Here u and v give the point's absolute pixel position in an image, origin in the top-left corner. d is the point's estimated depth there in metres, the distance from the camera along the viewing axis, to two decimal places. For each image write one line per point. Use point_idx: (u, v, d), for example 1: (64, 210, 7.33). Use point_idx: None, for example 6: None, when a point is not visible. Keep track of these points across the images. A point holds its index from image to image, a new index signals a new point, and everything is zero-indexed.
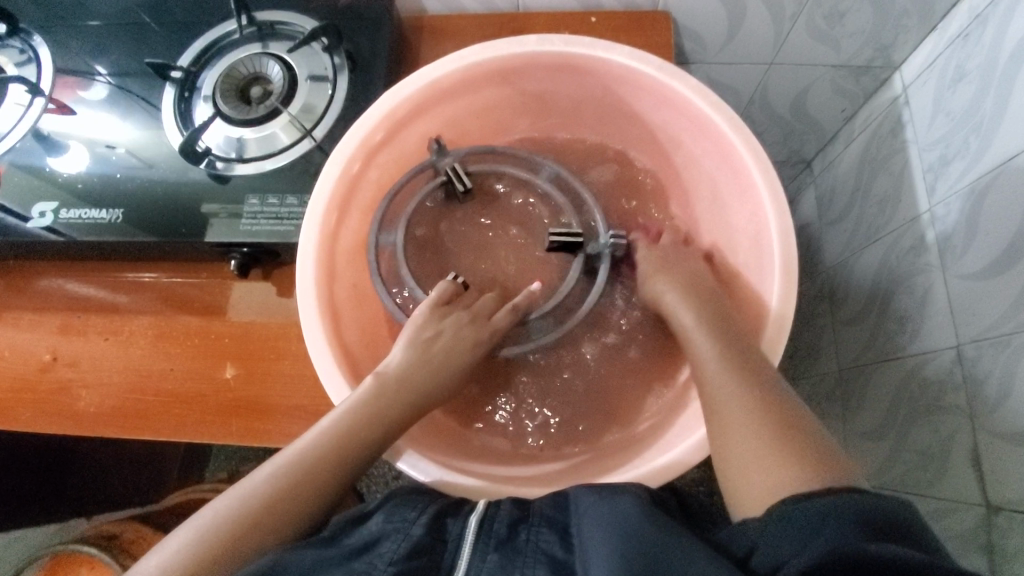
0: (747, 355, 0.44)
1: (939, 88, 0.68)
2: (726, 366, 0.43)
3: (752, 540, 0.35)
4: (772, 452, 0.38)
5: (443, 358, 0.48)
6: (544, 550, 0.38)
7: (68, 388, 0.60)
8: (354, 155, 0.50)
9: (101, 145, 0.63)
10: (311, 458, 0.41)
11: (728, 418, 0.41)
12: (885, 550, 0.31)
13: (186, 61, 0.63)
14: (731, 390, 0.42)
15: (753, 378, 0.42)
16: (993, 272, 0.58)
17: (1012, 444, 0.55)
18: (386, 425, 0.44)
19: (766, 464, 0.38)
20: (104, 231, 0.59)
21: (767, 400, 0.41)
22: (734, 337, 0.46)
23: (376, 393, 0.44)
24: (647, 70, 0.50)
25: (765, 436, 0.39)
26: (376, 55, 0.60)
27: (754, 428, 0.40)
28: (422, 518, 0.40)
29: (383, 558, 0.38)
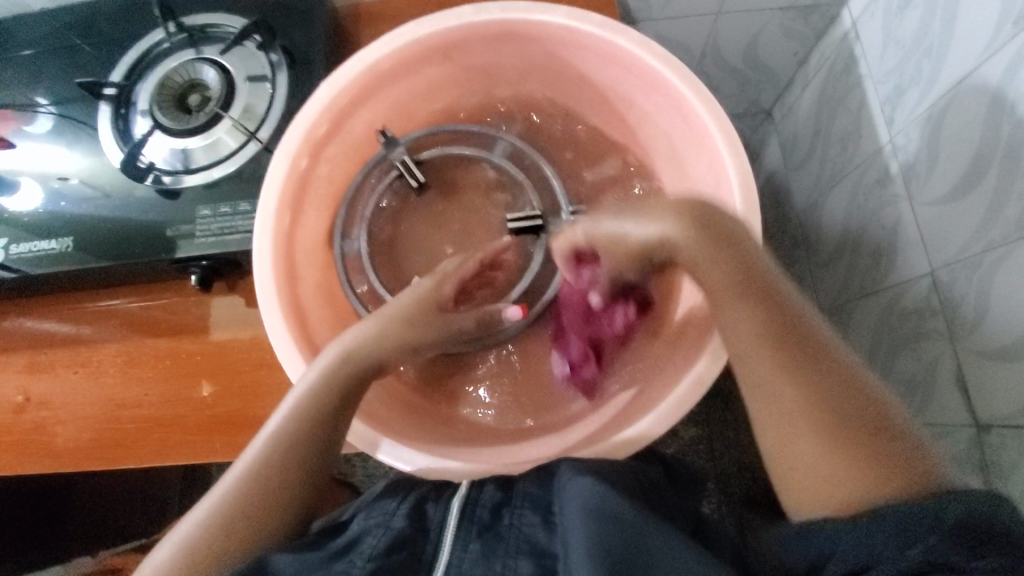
0: (796, 327, 0.38)
1: (886, 17, 0.67)
2: (762, 343, 0.38)
3: (823, 549, 0.33)
4: (840, 453, 0.34)
5: (411, 330, 0.48)
6: (526, 537, 0.38)
7: (44, 426, 0.58)
8: (300, 150, 0.49)
9: (53, 179, 0.60)
10: (279, 455, 0.40)
11: (780, 414, 0.36)
12: (983, 564, 0.29)
13: (118, 76, 0.61)
14: (780, 374, 0.37)
15: (813, 373, 0.36)
16: (958, 195, 0.58)
17: (995, 361, 0.55)
18: (351, 412, 0.43)
19: (837, 470, 0.33)
20: (57, 262, 0.57)
21: (824, 387, 0.35)
22: (768, 295, 0.39)
23: (329, 377, 0.43)
24: (589, 29, 0.48)
25: (831, 435, 0.34)
26: (312, 47, 0.58)
27: (812, 421, 0.35)
28: (402, 510, 0.40)
29: (363, 555, 0.38)
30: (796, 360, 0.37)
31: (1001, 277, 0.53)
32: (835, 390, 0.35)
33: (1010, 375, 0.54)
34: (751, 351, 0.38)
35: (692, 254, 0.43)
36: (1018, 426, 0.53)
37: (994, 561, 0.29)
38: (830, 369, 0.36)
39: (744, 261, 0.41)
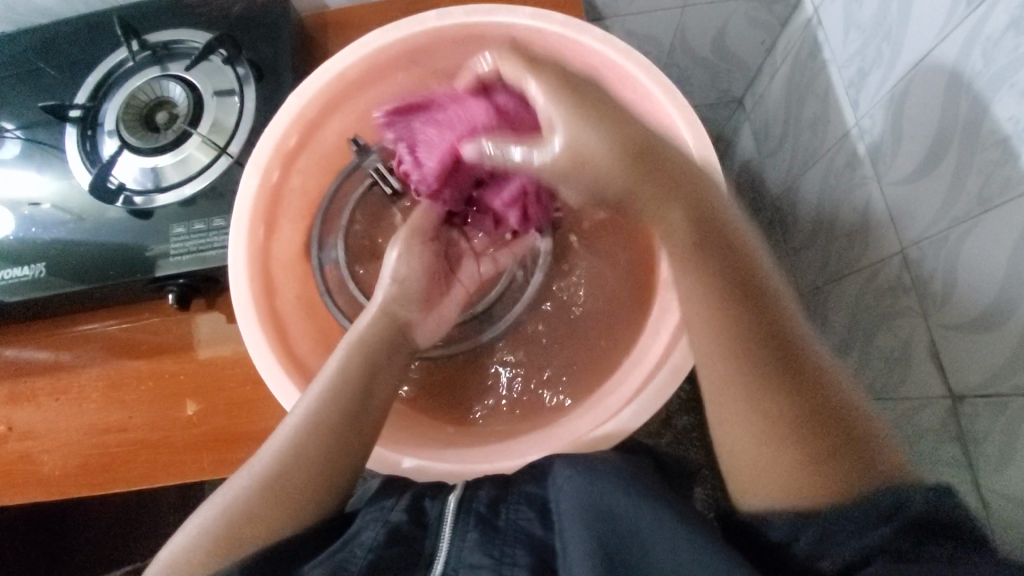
0: (763, 330, 0.40)
1: (846, 2, 0.69)
2: (715, 338, 0.41)
3: (784, 533, 0.37)
4: (790, 444, 0.38)
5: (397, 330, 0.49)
6: (524, 530, 0.38)
7: (28, 456, 0.58)
8: (271, 163, 0.49)
9: (25, 205, 0.59)
10: (299, 441, 0.41)
11: (727, 413, 0.41)
12: (929, 549, 0.33)
13: (83, 98, 0.60)
14: (730, 376, 0.40)
15: (761, 381, 0.39)
16: (923, 172, 0.59)
17: (966, 333, 0.57)
18: (371, 399, 0.45)
19: (787, 459, 0.38)
20: (31, 289, 0.56)
21: (774, 393, 0.39)
22: (743, 294, 0.40)
23: (344, 366, 0.45)
24: (552, 29, 0.49)
25: (776, 430, 0.38)
26: (279, 59, 0.58)
27: (756, 423, 0.39)
28: (400, 504, 0.41)
29: (363, 546, 0.38)
30: (755, 359, 0.39)
31: (968, 250, 0.55)
32: (786, 400, 0.39)
33: (981, 345, 0.55)
34: (712, 350, 0.41)
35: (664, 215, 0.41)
36: (991, 395, 0.55)
37: (939, 547, 0.33)
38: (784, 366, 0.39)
39: (717, 243, 0.41)
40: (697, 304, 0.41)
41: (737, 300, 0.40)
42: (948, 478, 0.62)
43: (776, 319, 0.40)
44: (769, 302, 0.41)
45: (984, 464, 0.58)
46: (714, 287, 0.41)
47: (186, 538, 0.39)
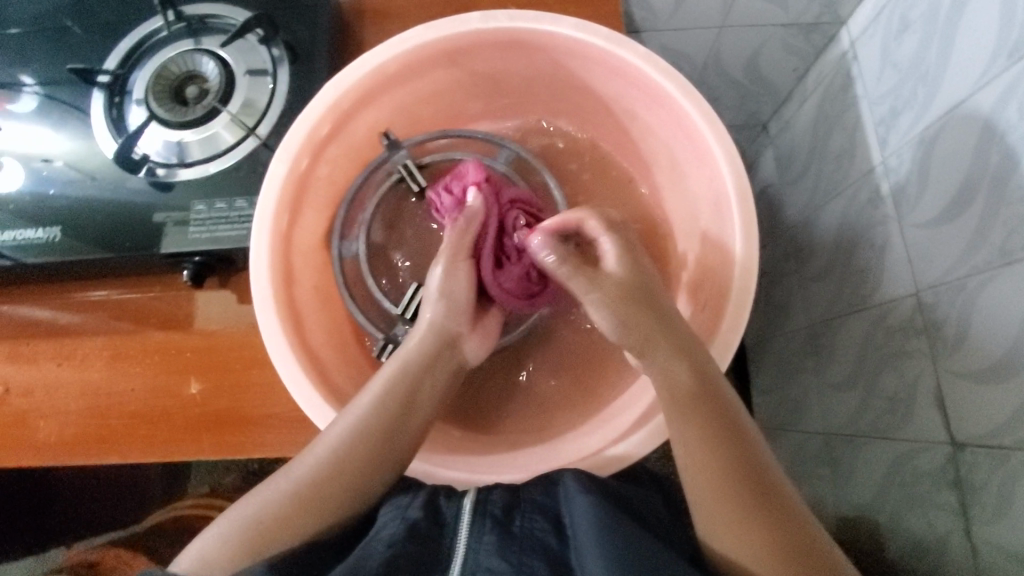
0: (747, 453, 0.41)
1: (885, 40, 0.68)
2: (700, 443, 0.41)
3: None
4: (777, 558, 0.38)
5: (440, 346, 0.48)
6: (540, 540, 0.38)
7: (26, 418, 0.57)
8: (301, 151, 0.48)
9: (37, 160, 0.59)
10: (338, 451, 0.42)
11: (716, 516, 0.40)
12: None
13: (113, 64, 0.59)
14: (716, 483, 0.40)
15: (743, 490, 0.40)
16: (946, 218, 0.59)
17: (975, 382, 0.57)
18: (413, 417, 0.45)
19: (774, 575, 0.37)
20: (45, 251, 0.56)
21: (758, 498, 0.40)
22: (726, 421, 0.42)
23: (390, 381, 0.45)
24: (595, 42, 0.48)
25: (769, 539, 0.38)
26: (316, 44, 0.58)
27: (749, 529, 0.39)
28: (416, 502, 0.41)
29: (382, 543, 0.38)
30: (743, 478, 0.40)
31: (983, 302, 0.55)
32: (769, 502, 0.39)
33: (988, 396, 0.55)
34: (707, 463, 0.41)
35: (669, 364, 0.44)
36: (992, 445, 0.55)
37: None
38: (766, 486, 0.40)
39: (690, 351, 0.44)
40: (688, 426, 0.42)
41: (723, 428, 0.42)
42: (939, 523, 0.63)
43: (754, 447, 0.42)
44: (747, 430, 0.43)
45: (978, 513, 0.58)
46: (706, 419, 0.42)
47: (216, 531, 0.40)
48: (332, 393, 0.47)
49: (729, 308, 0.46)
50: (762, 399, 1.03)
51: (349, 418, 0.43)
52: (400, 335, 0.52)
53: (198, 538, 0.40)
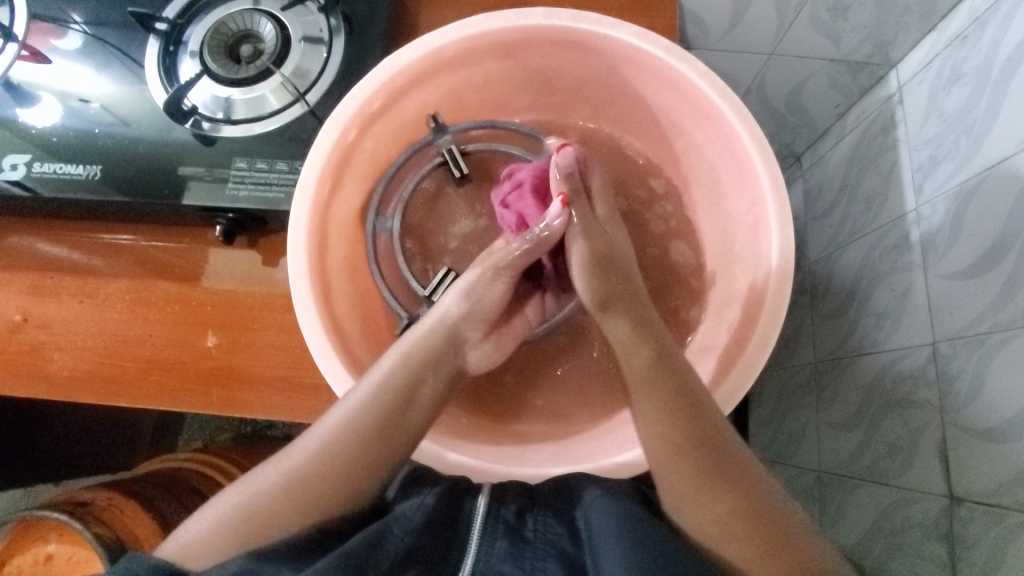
0: (718, 447, 0.42)
1: (933, 89, 0.68)
2: (666, 427, 0.43)
3: None
4: (743, 525, 0.40)
5: (448, 344, 0.47)
6: (553, 544, 0.39)
7: (40, 350, 0.58)
8: (350, 123, 0.49)
9: (72, 98, 0.59)
10: (336, 445, 0.43)
11: (686, 492, 0.41)
12: None
13: (171, 13, 0.60)
14: (684, 460, 0.42)
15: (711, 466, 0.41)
16: (974, 273, 0.59)
17: (981, 440, 0.56)
18: (411, 413, 0.45)
19: (742, 543, 0.39)
20: (81, 189, 0.56)
21: (726, 473, 0.41)
22: (698, 416, 0.43)
23: (390, 379, 0.44)
24: (655, 53, 0.49)
25: (737, 510, 0.40)
26: (374, 20, 0.58)
27: (720, 501, 0.41)
28: (434, 493, 0.43)
29: (401, 529, 0.40)
30: (715, 473, 0.41)
31: (1000, 361, 0.55)
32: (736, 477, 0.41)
33: (994, 455, 0.55)
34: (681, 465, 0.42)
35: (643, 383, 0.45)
36: (991, 503, 0.55)
37: None
38: (735, 478, 0.41)
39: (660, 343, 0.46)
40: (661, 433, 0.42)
41: (699, 430, 0.42)
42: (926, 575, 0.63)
43: (729, 441, 0.43)
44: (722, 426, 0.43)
45: (967, 569, 0.58)
46: (686, 429, 0.42)
47: (208, 519, 0.42)
48: (353, 365, 0.48)
49: (758, 333, 0.46)
50: (759, 430, 1.03)
51: (343, 421, 0.44)
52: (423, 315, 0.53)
53: (192, 521, 0.42)
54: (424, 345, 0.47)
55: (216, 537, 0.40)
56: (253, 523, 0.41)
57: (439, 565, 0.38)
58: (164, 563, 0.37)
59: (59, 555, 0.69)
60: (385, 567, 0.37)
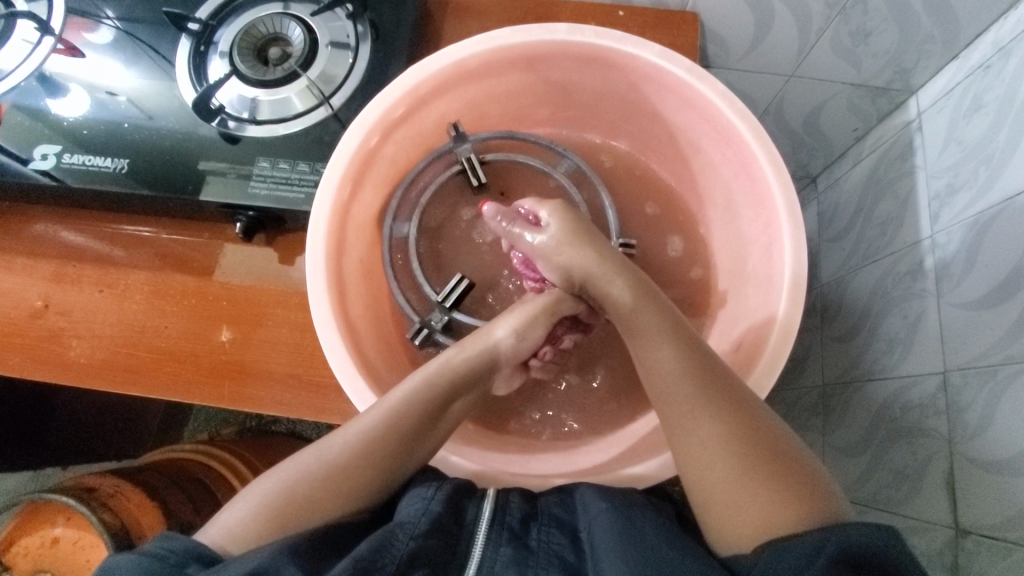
0: (733, 400, 0.42)
1: (953, 117, 0.68)
2: (676, 364, 0.44)
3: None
4: (742, 473, 0.40)
5: (483, 368, 0.49)
6: (556, 553, 0.40)
7: (59, 336, 0.59)
8: (373, 128, 0.50)
9: (102, 91, 0.61)
10: (373, 447, 0.44)
11: (692, 438, 0.42)
12: None
13: (204, 14, 0.61)
14: (687, 400, 0.43)
15: (719, 407, 0.42)
16: (988, 303, 0.58)
17: (990, 472, 0.56)
18: (440, 423, 0.47)
19: (741, 489, 0.40)
20: (106, 181, 0.57)
21: (733, 420, 0.42)
22: (707, 366, 0.44)
23: (429, 387, 0.47)
24: (675, 72, 0.50)
25: (742, 459, 0.40)
26: (400, 28, 0.60)
27: (725, 449, 0.41)
28: (439, 496, 0.43)
29: (406, 533, 0.40)
30: (730, 427, 0.41)
31: (1012, 395, 0.54)
32: (745, 426, 0.41)
33: (1001, 489, 0.54)
34: (694, 424, 0.42)
35: (648, 331, 0.46)
36: (997, 538, 0.54)
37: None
38: (750, 428, 0.41)
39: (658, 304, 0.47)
40: (674, 384, 0.44)
41: (711, 381, 0.43)
42: None
43: (743, 393, 0.43)
44: (735, 380, 0.44)
45: None
46: (704, 386, 0.43)
47: (240, 510, 0.41)
48: (366, 368, 0.49)
49: (774, 347, 0.45)
50: None
51: (382, 416, 0.45)
52: (434, 322, 0.53)
53: (220, 516, 0.41)
54: (467, 365, 0.49)
55: (252, 526, 0.40)
56: (286, 514, 0.41)
57: (444, 566, 0.39)
58: (196, 548, 0.37)
59: (65, 539, 0.70)
60: (392, 569, 0.38)
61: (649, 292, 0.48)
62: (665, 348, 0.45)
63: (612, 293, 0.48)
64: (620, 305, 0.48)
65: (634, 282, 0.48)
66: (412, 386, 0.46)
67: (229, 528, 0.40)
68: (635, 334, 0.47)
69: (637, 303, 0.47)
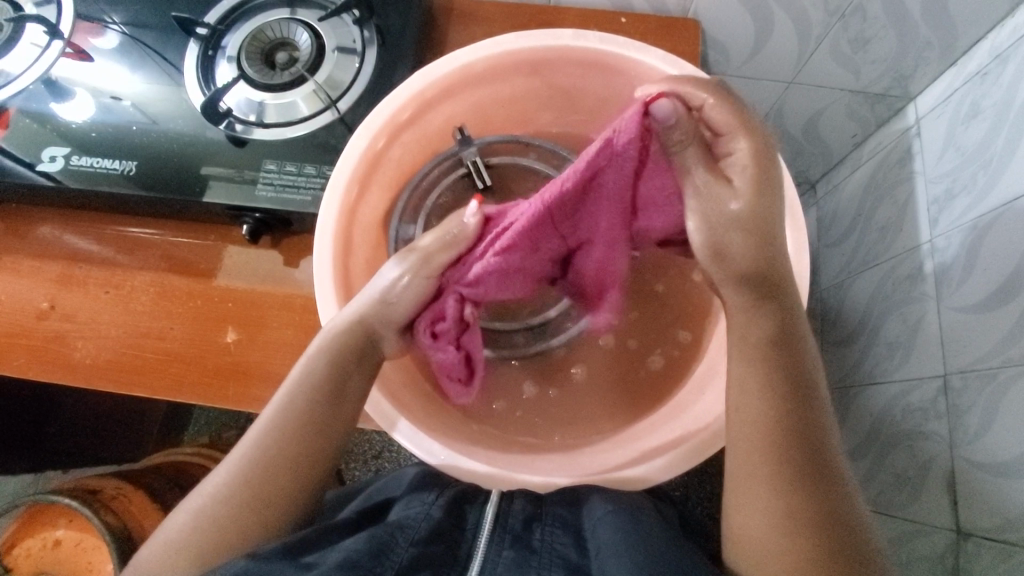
0: (815, 477, 0.38)
1: (951, 123, 0.69)
2: (762, 402, 0.40)
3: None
4: (787, 529, 0.37)
5: (361, 342, 0.45)
6: (559, 554, 0.40)
7: (64, 337, 0.59)
8: (380, 131, 0.51)
9: (107, 96, 0.61)
10: (270, 443, 0.42)
11: (749, 478, 0.39)
12: None
13: (212, 19, 0.62)
14: (758, 440, 0.39)
15: (788, 458, 0.39)
16: (987, 307, 0.59)
17: (990, 474, 0.56)
18: (341, 408, 0.44)
19: (781, 545, 0.37)
20: (114, 183, 0.58)
21: (798, 475, 0.38)
22: (792, 411, 0.40)
23: (311, 374, 0.44)
24: (679, 76, 0.51)
25: (793, 517, 0.37)
26: (406, 33, 0.61)
27: (780, 501, 0.38)
28: (440, 502, 0.44)
29: (406, 538, 0.40)
30: (803, 509, 0.38)
31: (1011, 398, 0.54)
32: (808, 483, 0.38)
33: (1000, 490, 0.55)
34: (758, 466, 0.39)
35: (756, 361, 0.41)
36: (998, 540, 0.55)
37: None
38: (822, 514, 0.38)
39: (777, 337, 0.41)
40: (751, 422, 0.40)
41: (792, 428, 0.39)
42: None
43: (821, 449, 0.39)
44: (821, 437, 0.40)
45: None
46: (784, 432, 0.39)
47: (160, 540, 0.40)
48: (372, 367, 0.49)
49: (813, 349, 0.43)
50: None
51: (271, 414, 0.43)
52: None
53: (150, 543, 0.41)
54: (339, 343, 0.45)
55: (175, 554, 0.39)
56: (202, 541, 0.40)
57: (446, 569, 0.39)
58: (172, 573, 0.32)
59: (67, 541, 0.70)
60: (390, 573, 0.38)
61: (786, 332, 0.41)
62: (755, 383, 0.41)
63: (761, 319, 0.41)
64: (758, 332, 0.41)
65: (773, 317, 0.42)
66: (294, 381, 0.44)
67: (159, 552, 0.40)
68: (738, 359, 0.42)
69: (767, 334, 0.41)
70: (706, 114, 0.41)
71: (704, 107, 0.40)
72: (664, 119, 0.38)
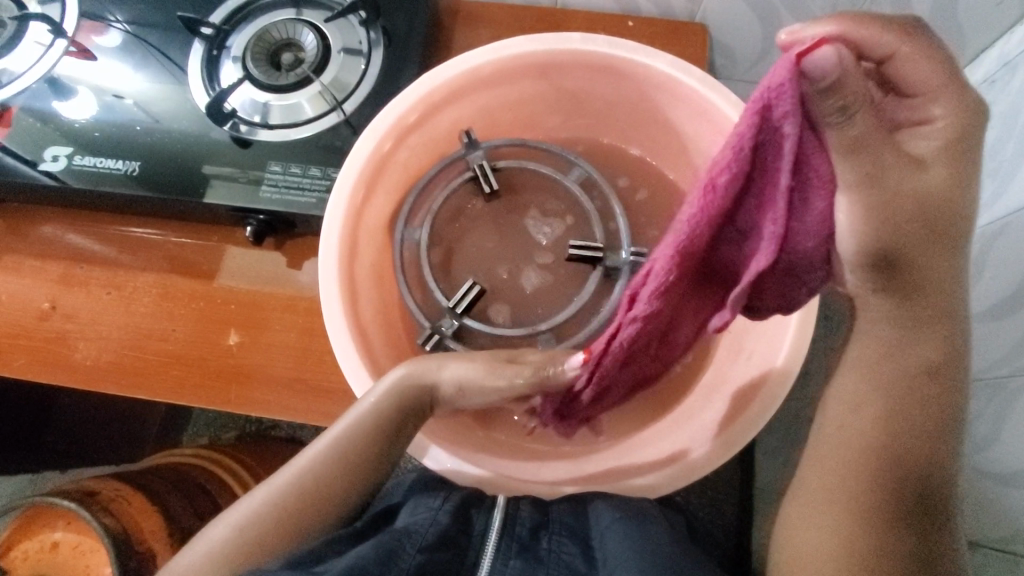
0: (891, 486, 0.40)
1: None
2: (859, 411, 0.41)
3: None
4: (849, 527, 0.40)
5: (418, 403, 0.45)
6: (567, 564, 0.40)
7: (65, 338, 0.59)
8: (386, 134, 0.51)
9: (110, 95, 0.61)
10: (321, 472, 0.43)
11: (820, 476, 0.42)
12: None
13: (217, 19, 0.62)
14: (840, 443, 0.41)
15: (867, 466, 0.40)
16: (994, 316, 0.58)
17: (997, 484, 0.56)
18: (394, 450, 0.44)
19: (836, 542, 0.40)
20: (117, 184, 0.57)
21: (870, 481, 0.40)
22: (893, 423, 0.40)
23: (368, 416, 0.43)
24: (688, 81, 0.51)
25: (856, 518, 0.40)
26: (412, 35, 0.60)
27: (845, 500, 0.41)
28: (447, 507, 0.43)
29: (413, 545, 0.40)
30: (869, 512, 0.40)
31: (1018, 407, 0.54)
32: (880, 490, 0.40)
33: (1007, 501, 0.54)
34: (833, 465, 0.42)
35: (882, 370, 0.40)
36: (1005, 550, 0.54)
37: None
38: (889, 521, 0.40)
39: (902, 348, 0.40)
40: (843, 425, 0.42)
41: (881, 440, 0.40)
42: None
43: (909, 463, 0.40)
44: (911, 451, 0.40)
45: None
46: (868, 440, 0.41)
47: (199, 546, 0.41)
48: (376, 370, 0.49)
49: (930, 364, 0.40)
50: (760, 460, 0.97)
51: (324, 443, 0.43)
52: (445, 328, 0.52)
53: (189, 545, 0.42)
54: (400, 395, 0.44)
55: (207, 561, 0.40)
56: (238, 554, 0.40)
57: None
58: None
59: (65, 543, 0.70)
60: None
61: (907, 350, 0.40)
62: (860, 388, 0.41)
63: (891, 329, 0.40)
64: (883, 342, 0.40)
65: (910, 336, 0.40)
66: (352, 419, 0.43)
67: (196, 557, 0.41)
68: (865, 363, 0.41)
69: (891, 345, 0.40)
70: (888, 70, 0.33)
71: (890, 58, 0.32)
72: (816, 77, 0.27)
